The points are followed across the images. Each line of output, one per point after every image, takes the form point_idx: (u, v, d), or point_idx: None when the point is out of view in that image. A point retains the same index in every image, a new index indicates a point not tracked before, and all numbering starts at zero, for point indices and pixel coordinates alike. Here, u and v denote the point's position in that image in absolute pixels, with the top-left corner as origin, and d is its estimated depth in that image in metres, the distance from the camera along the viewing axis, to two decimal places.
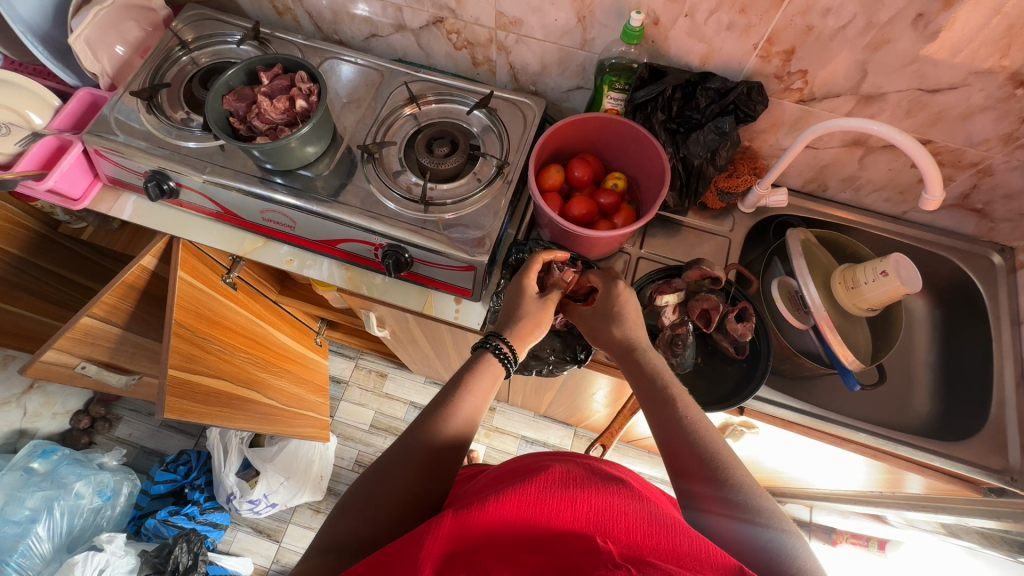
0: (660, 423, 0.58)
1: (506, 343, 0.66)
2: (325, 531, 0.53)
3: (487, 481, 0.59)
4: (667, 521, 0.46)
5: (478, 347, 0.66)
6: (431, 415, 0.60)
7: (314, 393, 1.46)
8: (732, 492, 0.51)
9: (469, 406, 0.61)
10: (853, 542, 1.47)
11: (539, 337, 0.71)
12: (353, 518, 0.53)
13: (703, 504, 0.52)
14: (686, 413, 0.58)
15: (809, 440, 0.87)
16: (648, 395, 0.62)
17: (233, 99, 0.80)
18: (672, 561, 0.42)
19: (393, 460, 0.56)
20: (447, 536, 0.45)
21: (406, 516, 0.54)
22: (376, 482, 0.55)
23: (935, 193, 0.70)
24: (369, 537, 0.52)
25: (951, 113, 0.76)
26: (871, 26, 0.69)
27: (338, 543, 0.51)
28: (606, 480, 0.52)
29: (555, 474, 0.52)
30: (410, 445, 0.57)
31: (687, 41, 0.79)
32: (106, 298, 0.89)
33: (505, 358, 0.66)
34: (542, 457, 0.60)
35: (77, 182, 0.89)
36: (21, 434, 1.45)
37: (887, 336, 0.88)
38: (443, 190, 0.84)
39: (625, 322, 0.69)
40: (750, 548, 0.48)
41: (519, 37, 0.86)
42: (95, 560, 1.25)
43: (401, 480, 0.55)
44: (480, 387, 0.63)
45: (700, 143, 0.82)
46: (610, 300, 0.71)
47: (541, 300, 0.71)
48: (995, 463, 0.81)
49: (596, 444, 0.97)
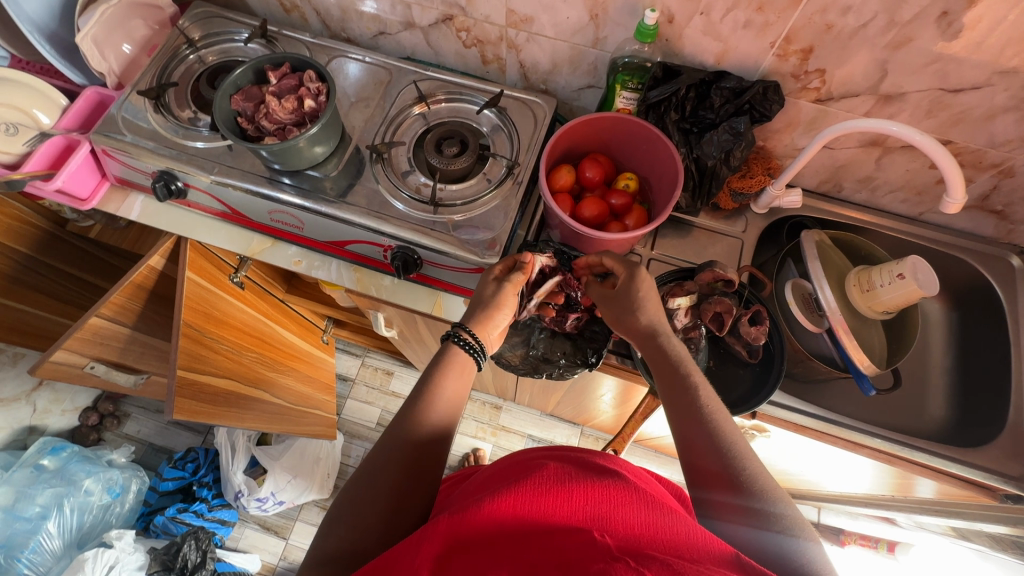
0: (680, 418, 0.58)
1: (467, 333, 0.67)
2: (317, 544, 0.52)
3: (484, 481, 0.58)
4: (666, 514, 0.46)
5: (443, 339, 0.66)
6: (410, 410, 0.60)
7: (321, 391, 1.46)
8: (751, 499, 0.50)
9: (444, 398, 0.61)
10: (861, 543, 1.48)
11: (505, 321, 0.71)
12: (343, 527, 0.52)
13: (721, 513, 0.51)
14: (699, 415, 0.56)
15: (822, 445, 0.86)
16: (666, 394, 0.61)
17: (241, 99, 0.79)
18: (671, 553, 0.42)
19: (378, 461, 0.55)
20: (444, 539, 0.45)
21: (399, 518, 0.53)
22: (361, 488, 0.54)
23: (956, 195, 0.69)
24: (363, 546, 0.51)
25: (973, 114, 0.74)
26: (892, 24, 0.67)
27: (330, 554, 0.51)
28: (600, 473, 0.52)
29: (550, 471, 0.51)
30: (391, 443, 0.57)
31: (701, 39, 0.77)
32: (115, 298, 0.89)
33: (472, 349, 0.66)
34: (539, 455, 0.59)
35: (85, 182, 0.88)
36: (31, 431, 1.47)
37: (903, 339, 0.87)
38: (452, 191, 0.82)
39: (647, 308, 0.67)
40: (770, 557, 0.47)
41: (529, 35, 0.85)
42: (105, 557, 1.26)
43: (388, 483, 0.54)
44: (452, 376, 0.63)
45: (714, 143, 0.80)
46: (633, 285, 0.68)
47: (506, 284, 0.70)
48: (1012, 469, 0.80)
49: (609, 447, 0.96)
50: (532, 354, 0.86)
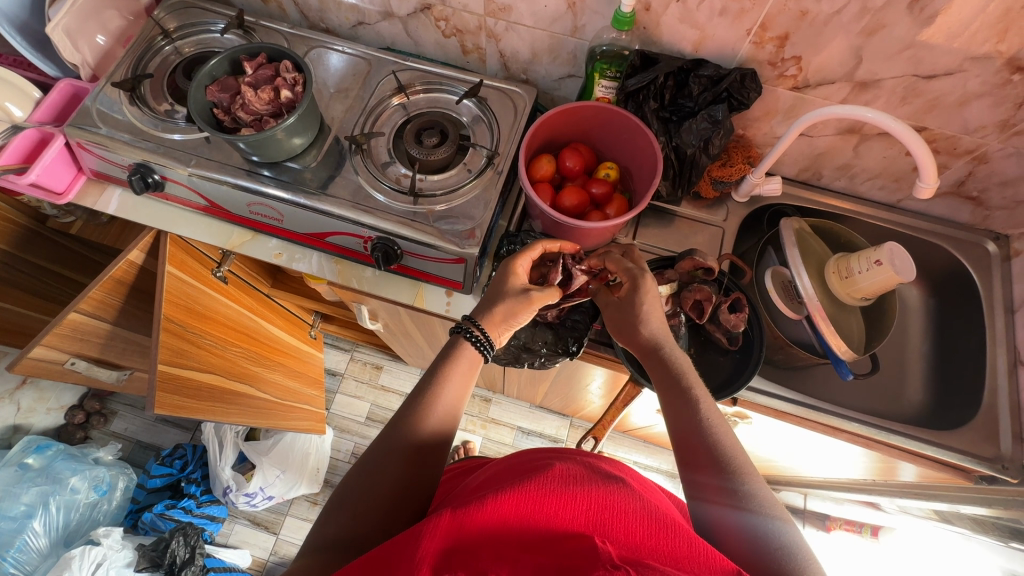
0: (673, 410, 0.59)
1: (477, 328, 0.66)
2: (317, 530, 0.55)
3: (485, 479, 0.59)
4: (668, 523, 0.46)
5: (453, 333, 0.66)
6: (412, 408, 0.60)
7: (308, 386, 1.45)
8: (732, 480, 0.52)
9: (448, 400, 0.61)
10: (846, 529, 1.51)
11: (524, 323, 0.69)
12: (344, 515, 0.54)
13: (705, 494, 0.53)
14: (689, 408, 0.58)
15: (802, 430, 0.87)
16: (666, 384, 0.62)
17: (216, 90, 0.78)
18: (670, 565, 0.42)
19: (378, 456, 0.57)
20: (444, 534, 0.45)
21: (396, 509, 0.55)
22: (362, 479, 0.56)
23: (930, 180, 0.70)
24: (362, 534, 0.53)
25: (947, 100, 0.75)
26: (865, 11, 0.68)
27: (329, 541, 0.53)
28: (606, 479, 0.52)
29: (555, 472, 0.52)
30: (391, 441, 0.58)
31: (679, 27, 0.77)
32: (94, 293, 0.88)
33: (478, 342, 0.65)
34: (542, 455, 0.60)
35: (61, 175, 0.87)
36: (15, 430, 1.45)
37: (880, 325, 0.88)
38: (433, 181, 0.82)
39: (652, 320, 0.66)
40: (748, 538, 0.49)
41: (508, 24, 0.85)
42: (92, 555, 1.25)
43: (389, 474, 0.56)
44: (458, 377, 0.63)
45: (693, 132, 0.80)
46: (639, 295, 0.67)
47: (527, 298, 0.68)
48: (987, 451, 0.82)
49: (590, 437, 0.94)
50: (513, 344, 0.86)
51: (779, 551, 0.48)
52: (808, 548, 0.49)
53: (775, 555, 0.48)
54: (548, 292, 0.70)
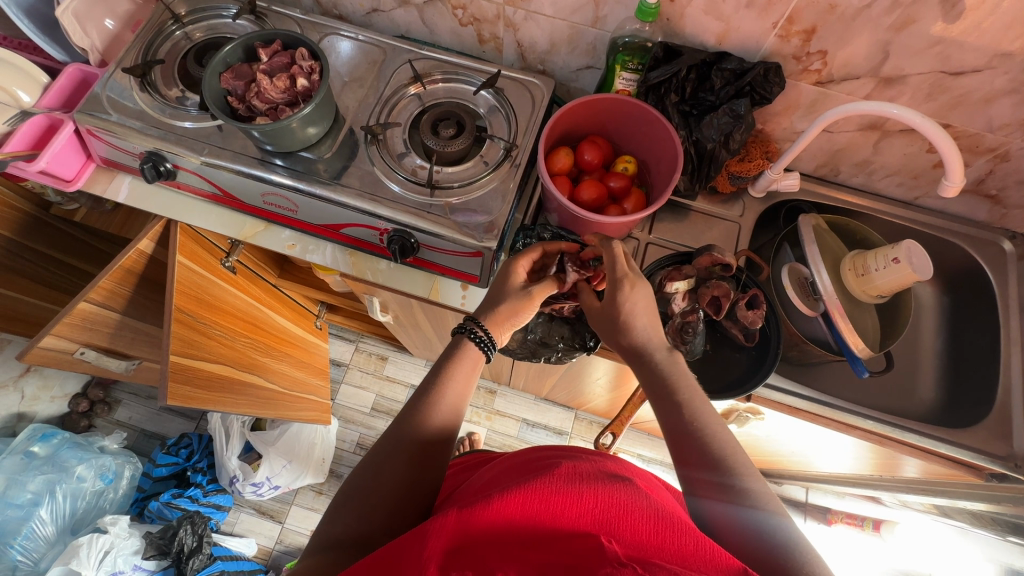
0: (663, 408, 0.59)
1: (481, 328, 0.65)
2: (323, 528, 0.54)
3: (492, 478, 0.59)
4: (675, 522, 0.46)
5: (455, 333, 0.65)
6: (416, 406, 0.60)
7: (314, 376, 1.44)
8: (726, 477, 0.52)
9: (452, 393, 0.62)
10: (847, 522, 1.51)
11: (521, 325, 0.69)
12: (348, 515, 0.54)
13: (699, 490, 0.54)
14: (684, 408, 0.57)
15: (814, 427, 0.87)
16: (653, 382, 0.61)
17: (230, 77, 0.77)
18: (676, 562, 0.42)
19: (383, 453, 0.57)
20: (449, 535, 0.45)
21: (401, 507, 0.55)
22: (369, 476, 0.56)
23: (955, 178, 0.69)
24: (368, 533, 0.53)
25: (972, 97, 0.74)
26: (897, 4, 0.66)
27: (334, 539, 0.53)
28: (612, 478, 0.52)
29: (561, 472, 0.52)
30: (398, 436, 0.58)
31: (703, 19, 0.76)
32: (104, 283, 0.87)
33: (482, 342, 0.65)
34: (549, 454, 0.60)
35: (70, 163, 0.86)
36: (20, 418, 1.45)
37: (896, 321, 0.88)
38: (449, 173, 0.81)
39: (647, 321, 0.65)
40: (746, 532, 0.50)
41: (527, 14, 0.83)
42: (100, 543, 1.25)
43: (394, 472, 0.56)
44: (460, 374, 0.63)
45: (714, 126, 0.79)
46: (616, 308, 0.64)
47: (527, 295, 0.68)
48: (999, 449, 0.82)
49: (606, 432, 0.93)
50: (529, 339, 0.86)
51: (776, 546, 0.48)
52: (808, 540, 0.49)
53: (773, 551, 0.48)
54: (548, 284, 0.69)
